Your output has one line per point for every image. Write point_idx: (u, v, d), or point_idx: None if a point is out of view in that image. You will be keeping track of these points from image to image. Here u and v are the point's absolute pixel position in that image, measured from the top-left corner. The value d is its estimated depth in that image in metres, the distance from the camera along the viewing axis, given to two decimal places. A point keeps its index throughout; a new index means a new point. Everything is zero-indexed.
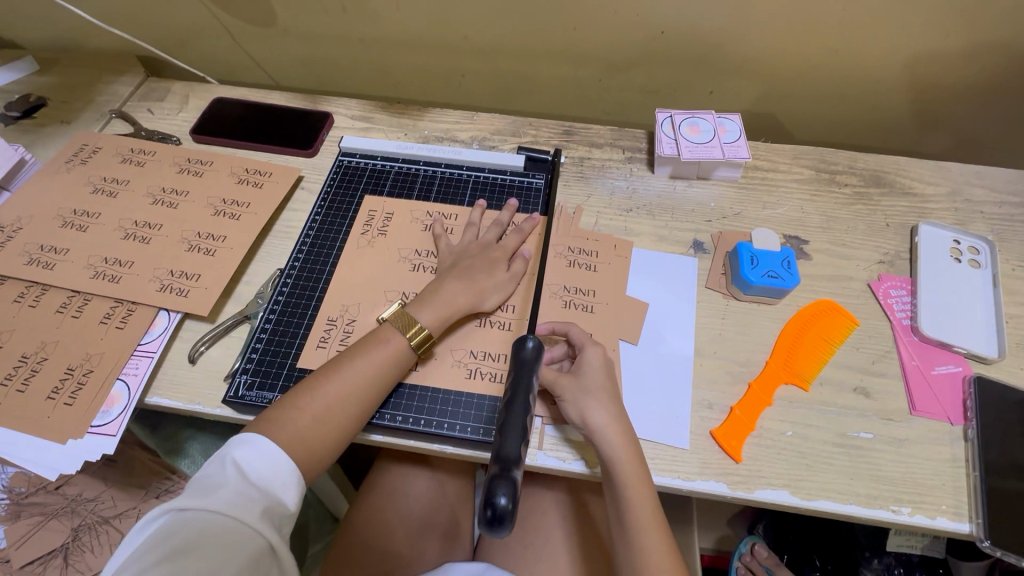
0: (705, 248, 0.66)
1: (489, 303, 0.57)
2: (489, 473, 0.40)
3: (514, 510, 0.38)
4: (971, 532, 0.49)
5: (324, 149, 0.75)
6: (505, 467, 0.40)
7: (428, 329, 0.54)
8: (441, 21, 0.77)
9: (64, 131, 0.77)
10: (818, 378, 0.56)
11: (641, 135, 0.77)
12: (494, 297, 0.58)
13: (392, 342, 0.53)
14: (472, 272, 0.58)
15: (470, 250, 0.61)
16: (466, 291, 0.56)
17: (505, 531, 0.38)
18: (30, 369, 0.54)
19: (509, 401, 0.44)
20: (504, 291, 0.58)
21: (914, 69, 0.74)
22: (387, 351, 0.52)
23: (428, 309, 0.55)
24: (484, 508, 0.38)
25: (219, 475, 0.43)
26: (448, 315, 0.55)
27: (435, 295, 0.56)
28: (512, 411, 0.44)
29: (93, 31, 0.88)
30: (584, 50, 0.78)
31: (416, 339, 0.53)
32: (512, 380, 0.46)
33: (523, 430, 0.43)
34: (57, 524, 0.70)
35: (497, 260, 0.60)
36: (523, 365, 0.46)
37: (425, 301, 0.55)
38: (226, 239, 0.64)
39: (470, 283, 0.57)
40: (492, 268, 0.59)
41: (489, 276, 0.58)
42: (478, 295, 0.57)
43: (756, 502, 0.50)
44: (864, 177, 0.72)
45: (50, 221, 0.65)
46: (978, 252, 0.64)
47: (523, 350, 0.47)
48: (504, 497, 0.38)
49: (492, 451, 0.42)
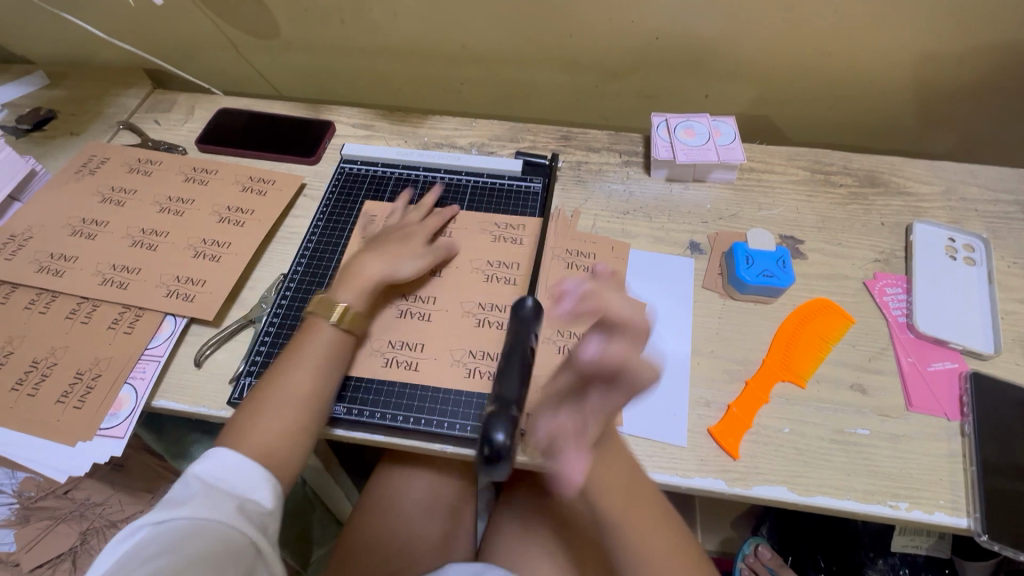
0: (701, 249, 0.66)
1: (405, 270, 0.59)
2: (489, 413, 0.45)
3: (510, 448, 0.43)
4: (969, 527, 0.49)
5: (325, 157, 0.77)
6: (505, 408, 0.45)
7: (346, 303, 0.55)
8: (439, 31, 0.79)
9: (74, 142, 0.79)
10: (815, 375, 0.57)
11: (638, 139, 0.78)
12: (410, 266, 0.60)
13: (323, 329, 0.54)
14: (384, 245, 0.61)
15: (390, 231, 0.63)
16: (381, 263, 0.59)
17: (503, 466, 0.43)
18: (40, 374, 0.56)
19: (509, 350, 0.49)
20: (422, 260, 0.61)
21: (904, 69, 0.75)
22: (321, 337, 0.54)
23: (346, 287, 0.57)
24: (484, 446, 0.43)
25: (186, 490, 0.44)
26: (366, 288, 0.57)
27: (356, 277, 0.57)
28: (514, 359, 0.49)
29: (102, 46, 0.90)
30: (582, 56, 0.80)
31: (337, 316, 0.54)
32: (512, 334, 0.50)
33: (521, 379, 0.47)
34: (64, 528, 0.70)
35: (411, 234, 0.63)
36: (523, 321, 0.51)
37: (343, 281, 0.57)
38: (231, 245, 0.65)
39: (383, 258, 0.59)
40: (406, 241, 0.62)
41: (403, 247, 0.61)
42: (391, 265, 0.59)
43: (753, 498, 0.51)
44: (858, 177, 0.73)
45: (60, 230, 0.66)
46: (973, 249, 0.65)
47: (522, 308, 0.52)
48: (502, 435, 0.43)
49: (492, 394, 0.47)
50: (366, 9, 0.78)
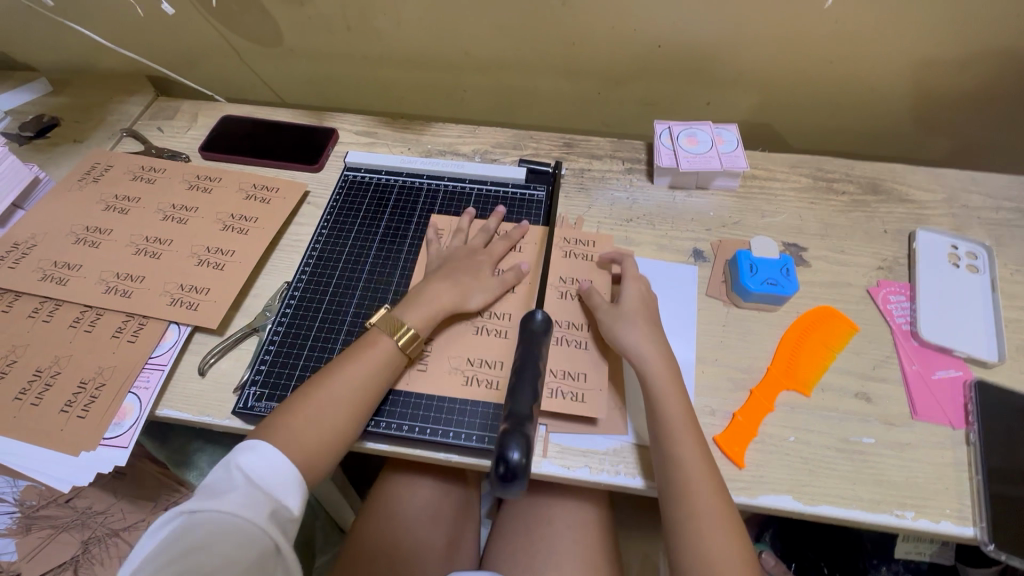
0: (704, 257, 0.67)
1: (474, 302, 0.58)
2: (502, 430, 0.43)
3: (525, 465, 0.41)
4: (975, 536, 0.49)
5: (329, 164, 0.77)
6: (518, 425, 0.43)
7: (415, 329, 0.55)
8: (442, 39, 0.80)
9: (77, 149, 0.79)
10: (820, 384, 0.57)
11: (640, 146, 0.78)
12: (481, 296, 0.59)
13: (380, 344, 0.54)
14: (458, 272, 0.60)
15: (457, 254, 0.62)
16: (451, 289, 0.58)
17: (517, 486, 0.41)
18: (43, 383, 0.56)
19: (519, 366, 0.48)
20: (491, 291, 0.59)
21: (906, 76, 0.76)
22: (375, 353, 0.53)
23: (414, 310, 0.56)
24: (498, 465, 0.41)
25: (225, 482, 0.44)
26: (434, 315, 0.56)
27: (420, 297, 0.57)
28: (525, 376, 0.48)
29: (105, 54, 0.91)
30: (584, 64, 0.80)
31: (403, 339, 0.54)
32: (522, 349, 0.50)
33: (533, 394, 0.46)
34: (67, 537, 0.70)
35: (482, 264, 0.61)
36: (533, 334, 0.51)
37: (412, 304, 0.57)
38: (234, 253, 0.65)
39: (454, 284, 0.58)
40: (477, 271, 0.60)
41: (475, 277, 0.60)
42: (463, 294, 0.58)
43: (759, 507, 0.50)
44: (860, 185, 0.73)
45: (63, 238, 0.66)
46: (976, 257, 0.65)
47: (532, 322, 0.51)
48: (517, 453, 0.41)
49: (505, 412, 0.45)
50: (369, 17, 0.78)
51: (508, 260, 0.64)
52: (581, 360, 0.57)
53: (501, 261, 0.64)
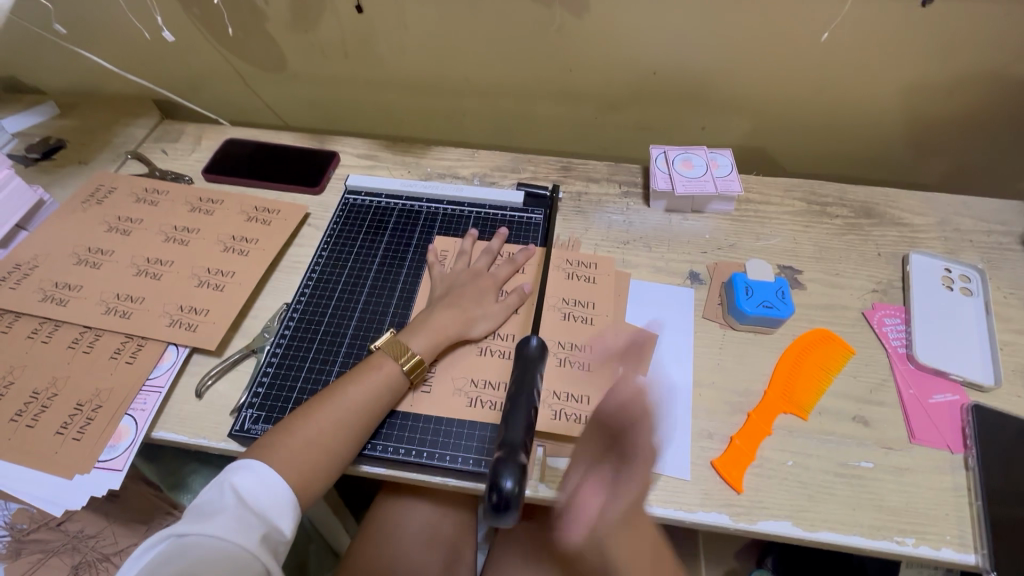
0: (701, 280, 0.67)
1: (478, 329, 0.59)
2: (496, 458, 0.44)
3: (518, 496, 0.42)
4: (977, 563, 0.48)
5: (330, 186, 0.78)
6: (512, 453, 0.44)
7: (420, 354, 0.55)
8: (442, 64, 0.82)
9: (80, 171, 0.80)
10: (817, 407, 0.57)
11: (637, 170, 0.80)
12: (484, 323, 0.59)
13: (384, 367, 0.54)
14: (461, 299, 0.60)
15: (461, 278, 0.63)
16: (455, 316, 0.58)
17: (510, 513, 0.42)
18: (39, 405, 0.55)
19: (515, 392, 0.49)
20: (493, 317, 0.60)
21: (895, 102, 0.77)
22: (379, 377, 0.53)
23: (418, 336, 0.56)
24: (492, 494, 0.42)
25: (217, 501, 0.44)
26: (438, 340, 0.57)
27: (425, 322, 0.57)
28: (519, 403, 0.48)
29: (112, 78, 0.93)
30: (581, 91, 0.82)
31: (409, 364, 0.54)
32: (517, 376, 0.50)
33: (526, 422, 0.47)
34: (57, 562, 0.69)
35: (486, 289, 0.62)
36: (528, 361, 0.51)
37: (415, 329, 0.57)
38: (234, 274, 0.66)
39: (458, 310, 0.59)
40: (481, 297, 0.61)
41: (477, 303, 0.60)
42: (467, 322, 0.58)
43: (758, 533, 0.50)
44: (854, 209, 0.74)
45: (65, 259, 0.67)
46: (969, 280, 0.66)
47: (528, 347, 0.52)
48: (510, 481, 0.42)
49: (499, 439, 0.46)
50: (371, 45, 0.80)
51: (512, 282, 0.65)
52: (586, 382, 0.57)
53: (505, 283, 0.64)
